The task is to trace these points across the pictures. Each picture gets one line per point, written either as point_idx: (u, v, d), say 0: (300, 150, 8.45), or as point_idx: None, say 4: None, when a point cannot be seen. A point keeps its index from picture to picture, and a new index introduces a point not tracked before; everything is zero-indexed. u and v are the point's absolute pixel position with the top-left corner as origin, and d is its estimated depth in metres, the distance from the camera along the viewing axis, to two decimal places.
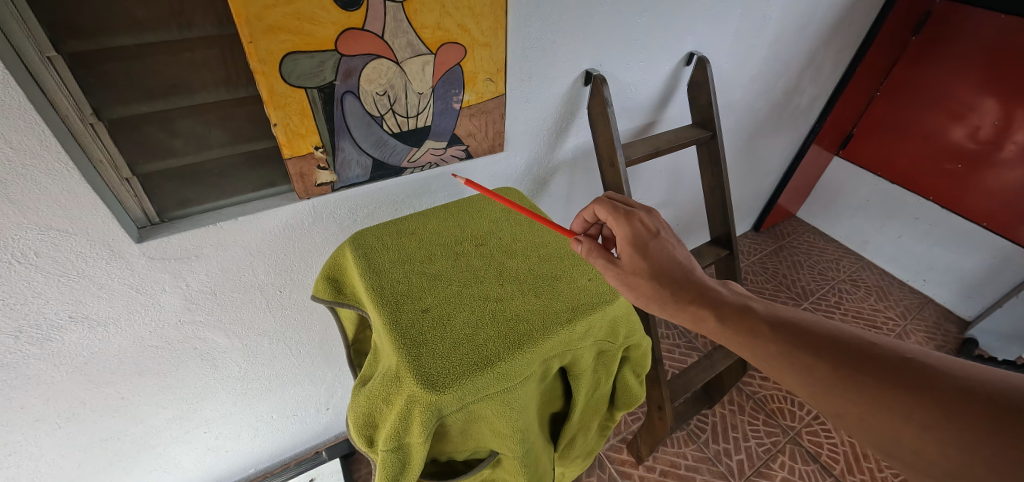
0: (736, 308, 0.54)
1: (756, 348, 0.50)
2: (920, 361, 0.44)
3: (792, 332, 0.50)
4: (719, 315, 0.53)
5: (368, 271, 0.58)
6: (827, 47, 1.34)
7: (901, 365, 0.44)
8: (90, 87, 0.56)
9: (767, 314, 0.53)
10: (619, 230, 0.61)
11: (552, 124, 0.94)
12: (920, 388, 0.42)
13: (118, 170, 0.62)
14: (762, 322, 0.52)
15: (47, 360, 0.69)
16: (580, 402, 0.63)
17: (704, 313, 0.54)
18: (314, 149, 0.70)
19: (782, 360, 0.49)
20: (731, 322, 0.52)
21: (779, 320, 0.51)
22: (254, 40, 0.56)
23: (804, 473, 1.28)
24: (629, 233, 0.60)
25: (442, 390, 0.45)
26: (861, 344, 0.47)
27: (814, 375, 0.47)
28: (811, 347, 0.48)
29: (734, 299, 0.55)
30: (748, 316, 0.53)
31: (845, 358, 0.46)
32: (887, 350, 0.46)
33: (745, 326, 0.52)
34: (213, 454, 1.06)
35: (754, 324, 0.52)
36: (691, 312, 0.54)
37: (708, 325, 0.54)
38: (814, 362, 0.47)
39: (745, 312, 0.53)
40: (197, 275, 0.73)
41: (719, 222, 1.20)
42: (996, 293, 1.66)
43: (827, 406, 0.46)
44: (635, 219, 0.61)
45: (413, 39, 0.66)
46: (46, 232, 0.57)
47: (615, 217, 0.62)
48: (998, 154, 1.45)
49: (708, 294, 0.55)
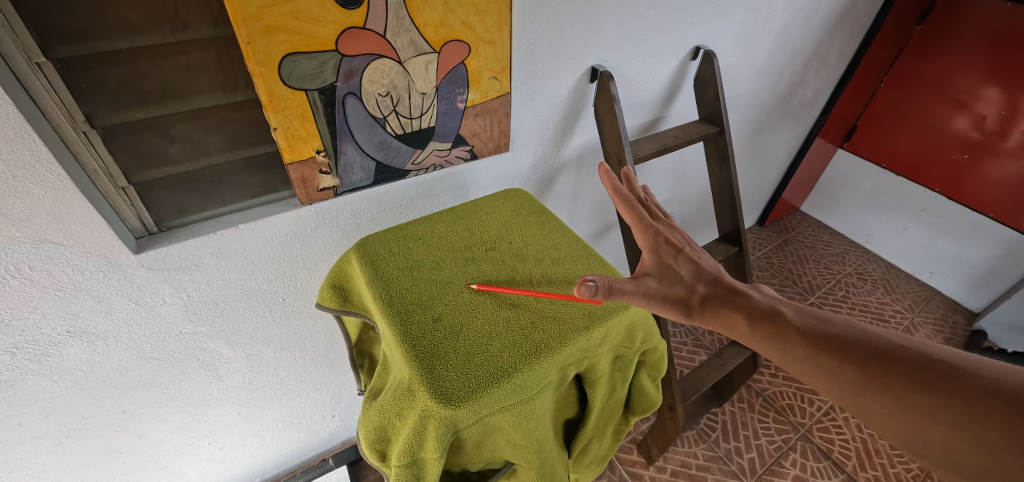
0: (766, 311, 0.53)
1: (784, 351, 0.50)
2: (949, 361, 0.43)
3: (821, 336, 0.50)
4: (751, 319, 0.53)
5: (375, 279, 0.56)
6: (832, 38, 1.32)
7: (930, 365, 0.43)
8: (81, 94, 0.54)
9: (796, 317, 0.52)
10: (643, 243, 0.58)
11: (557, 122, 0.92)
12: (949, 388, 0.41)
13: (114, 179, 0.60)
14: (792, 326, 0.51)
15: (45, 375, 0.67)
16: (596, 410, 0.61)
17: (736, 318, 0.54)
18: (316, 153, 0.68)
19: (810, 363, 0.48)
20: (762, 325, 0.52)
21: (808, 324, 0.51)
22: (251, 42, 0.54)
23: (817, 470, 1.26)
24: (654, 247, 0.58)
25: (458, 404, 0.43)
26: (889, 345, 0.46)
27: (843, 377, 0.46)
28: (839, 349, 0.48)
29: (765, 304, 0.54)
30: (778, 321, 0.52)
31: (873, 360, 0.46)
32: (915, 350, 0.45)
33: (776, 331, 0.51)
34: (218, 465, 1.04)
35: (784, 329, 0.51)
36: (723, 318, 0.54)
37: (740, 329, 0.53)
38: (842, 365, 0.47)
39: (774, 316, 0.53)
40: (198, 285, 0.71)
41: (728, 219, 1.18)
42: (1005, 283, 1.64)
43: (856, 408, 0.46)
44: (659, 232, 0.59)
45: (416, 37, 0.64)
46: (40, 245, 0.55)
47: (640, 227, 0.59)
48: (1003, 143, 1.44)
49: (740, 302, 0.54)
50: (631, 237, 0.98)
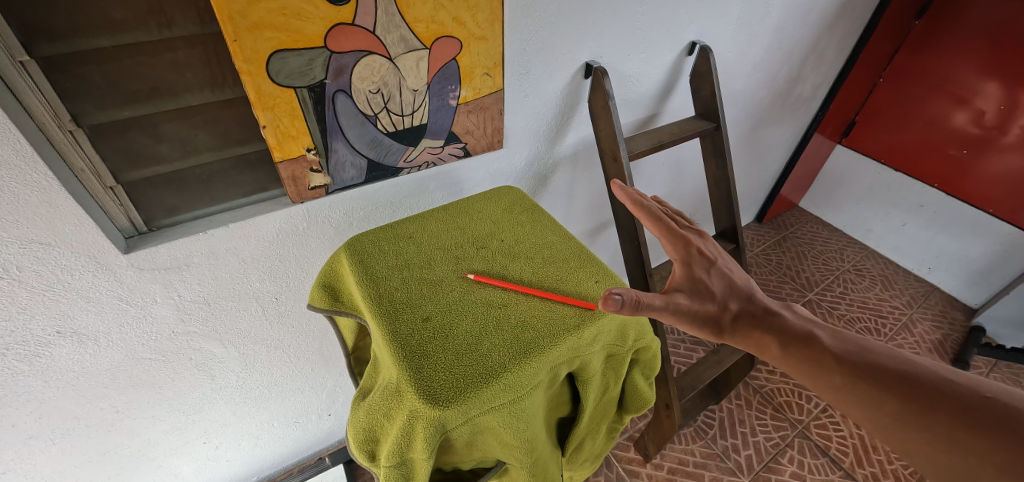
0: (802, 337, 0.57)
1: (822, 378, 0.53)
2: (999, 402, 0.45)
3: (861, 365, 0.53)
4: (784, 342, 0.57)
5: (364, 277, 0.56)
6: (831, 33, 1.31)
7: (979, 404, 0.46)
8: (67, 93, 0.53)
9: (834, 344, 0.55)
10: (675, 255, 0.60)
11: (552, 118, 0.91)
12: (998, 429, 0.44)
13: (101, 178, 0.60)
14: (829, 352, 0.54)
15: (36, 376, 0.67)
16: (588, 408, 0.61)
17: (769, 340, 0.57)
18: (306, 151, 0.67)
19: (849, 392, 0.51)
20: (798, 350, 0.56)
21: (848, 352, 0.54)
22: (238, 39, 0.53)
23: (814, 467, 1.26)
24: (686, 259, 0.60)
25: (446, 404, 0.43)
26: (935, 381, 0.49)
27: (884, 410, 0.49)
28: (881, 381, 0.51)
29: (800, 326, 0.58)
30: (813, 345, 0.56)
31: (918, 394, 0.48)
32: (962, 387, 0.48)
33: (812, 355, 0.55)
34: (213, 464, 1.04)
35: (821, 356, 0.54)
36: (756, 339, 0.58)
37: (772, 351, 0.57)
38: (885, 397, 0.50)
39: (810, 341, 0.56)
40: (189, 284, 0.71)
41: (725, 216, 1.16)
42: (1004, 279, 1.63)
43: (897, 442, 0.48)
44: (692, 245, 0.61)
45: (407, 34, 0.63)
46: (28, 245, 0.55)
47: (669, 238, 0.61)
48: (1002, 138, 1.43)
49: (774, 323, 0.58)
50: (627, 235, 0.97)
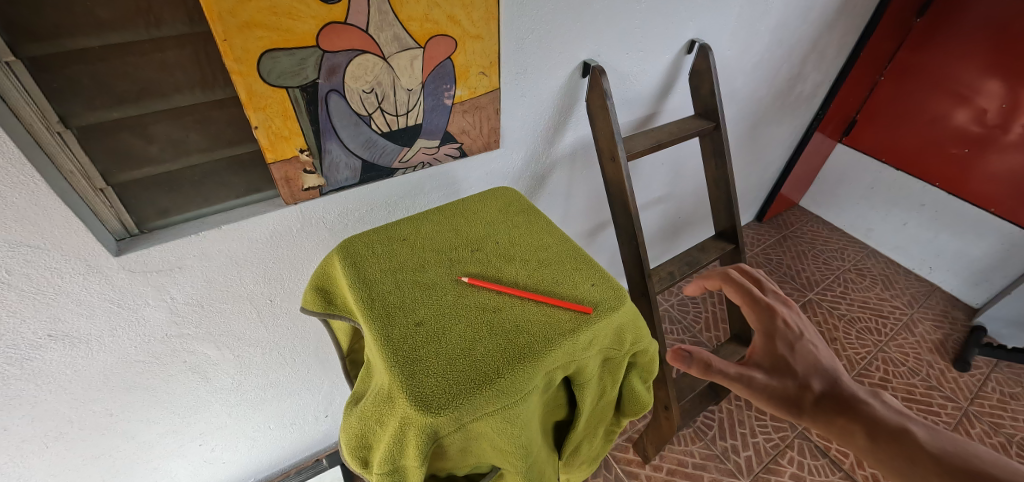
0: (893, 429, 0.50)
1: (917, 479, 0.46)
2: None
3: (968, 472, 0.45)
4: (871, 433, 0.50)
5: (356, 281, 0.55)
6: (832, 30, 1.29)
7: None
8: (54, 93, 0.52)
9: (933, 444, 0.48)
10: (756, 321, 0.62)
11: (549, 118, 0.90)
12: None
13: (91, 180, 0.59)
14: (925, 451, 0.47)
15: (28, 380, 0.66)
16: (585, 413, 0.60)
17: (854, 428, 0.51)
18: (299, 151, 0.66)
19: None
20: (886, 443, 0.49)
21: (951, 456, 0.46)
22: (228, 38, 0.52)
23: (814, 468, 1.25)
24: (769, 327, 0.61)
25: (438, 411, 0.42)
26: None
27: None
28: None
29: (892, 419, 0.51)
30: (907, 442, 0.48)
31: None
32: None
33: (904, 451, 0.48)
34: (210, 467, 1.03)
35: (916, 453, 0.47)
36: (837, 425, 0.52)
37: (858, 441, 0.50)
38: None
39: (902, 435, 0.49)
40: (181, 287, 0.70)
41: (724, 216, 1.15)
42: (1006, 278, 1.62)
43: None
44: (777, 314, 0.61)
45: (401, 32, 0.62)
46: (16, 248, 0.54)
47: (750, 304, 0.64)
48: (1004, 137, 1.42)
49: (861, 411, 0.52)
50: (625, 236, 0.96)
